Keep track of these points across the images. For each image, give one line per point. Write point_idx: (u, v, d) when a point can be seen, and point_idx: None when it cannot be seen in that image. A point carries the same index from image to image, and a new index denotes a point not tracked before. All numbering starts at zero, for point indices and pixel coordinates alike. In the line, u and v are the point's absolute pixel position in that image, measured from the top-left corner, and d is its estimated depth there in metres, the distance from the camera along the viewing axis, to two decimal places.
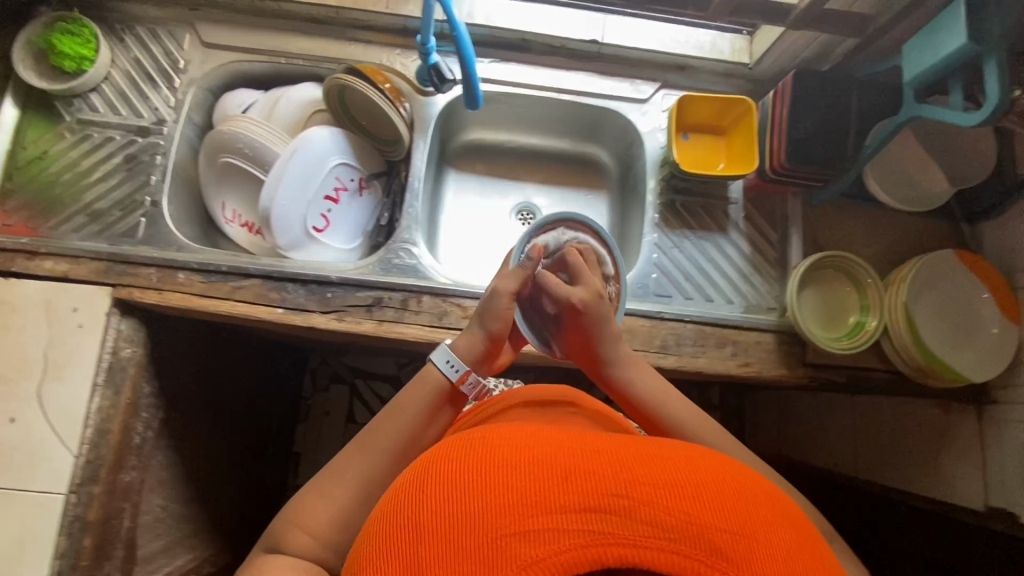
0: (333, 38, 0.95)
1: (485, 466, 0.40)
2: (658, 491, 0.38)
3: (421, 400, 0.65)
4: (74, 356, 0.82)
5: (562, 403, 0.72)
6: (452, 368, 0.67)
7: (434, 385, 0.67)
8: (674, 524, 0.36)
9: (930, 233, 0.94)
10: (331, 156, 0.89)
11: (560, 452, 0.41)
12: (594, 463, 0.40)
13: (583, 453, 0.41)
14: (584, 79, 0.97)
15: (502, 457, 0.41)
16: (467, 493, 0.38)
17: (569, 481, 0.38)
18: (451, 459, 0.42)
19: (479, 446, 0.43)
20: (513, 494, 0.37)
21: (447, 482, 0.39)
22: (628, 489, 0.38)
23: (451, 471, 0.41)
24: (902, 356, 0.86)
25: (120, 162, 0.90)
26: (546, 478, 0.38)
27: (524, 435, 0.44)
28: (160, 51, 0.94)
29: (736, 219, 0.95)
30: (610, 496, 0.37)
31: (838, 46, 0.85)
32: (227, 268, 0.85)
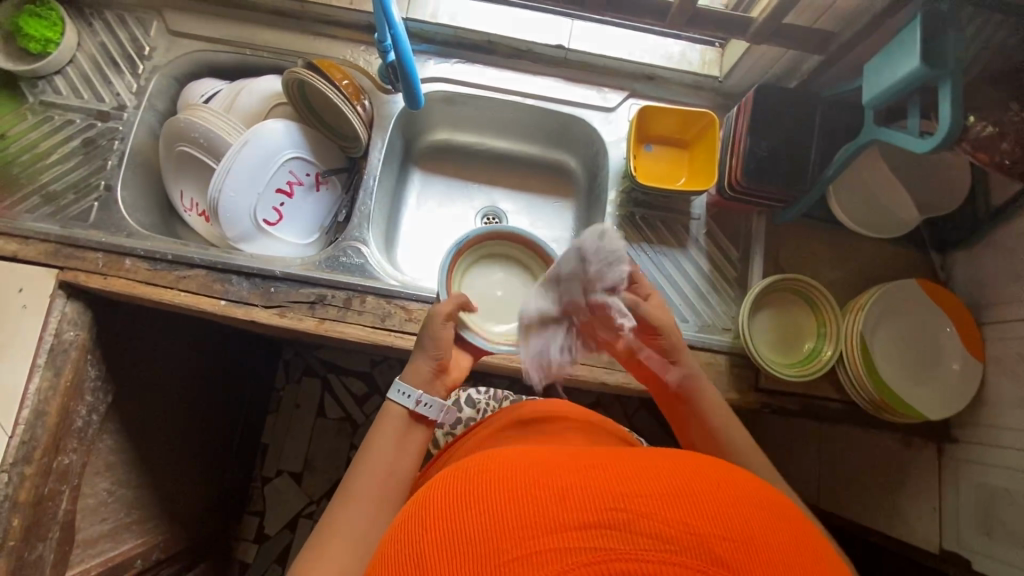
0: (299, 32, 0.95)
1: (481, 494, 0.38)
2: (656, 500, 0.35)
3: (391, 431, 0.64)
4: (15, 337, 0.82)
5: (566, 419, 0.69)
6: (406, 395, 0.65)
7: (399, 413, 0.66)
8: (673, 535, 0.33)
9: (900, 261, 0.90)
10: (286, 149, 0.89)
11: (557, 469, 0.38)
12: (590, 477, 0.37)
13: (581, 468, 0.38)
14: (550, 85, 0.95)
15: (497, 480, 0.38)
16: (463, 524, 0.36)
17: (565, 497, 0.35)
18: (447, 491, 0.40)
19: (474, 473, 0.41)
20: (512, 518, 0.35)
21: (444, 516, 0.37)
22: (626, 501, 0.34)
23: (451, 502, 0.38)
24: (857, 388, 0.82)
25: (78, 145, 0.90)
26: (540, 497, 0.35)
27: (518, 457, 0.42)
28: (126, 37, 0.94)
29: (697, 235, 0.93)
30: (609, 511, 0.34)
31: (804, 63, 0.82)
32: (173, 257, 0.85)
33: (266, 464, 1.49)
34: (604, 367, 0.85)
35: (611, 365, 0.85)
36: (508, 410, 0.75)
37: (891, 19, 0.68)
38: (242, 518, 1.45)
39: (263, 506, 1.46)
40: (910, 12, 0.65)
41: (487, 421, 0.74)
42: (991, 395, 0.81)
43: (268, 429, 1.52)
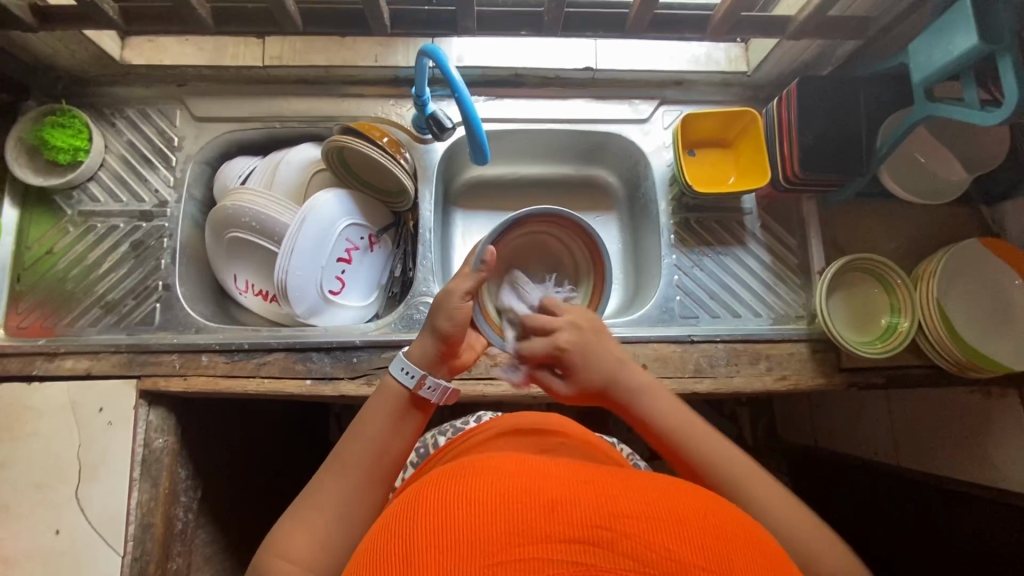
0: (325, 96, 0.94)
1: (470, 493, 0.37)
2: (642, 522, 0.35)
3: (383, 412, 0.59)
4: (107, 455, 0.81)
5: (550, 432, 0.64)
6: (407, 375, 0.60)
7: (396, 390, 0.60)
8: (653, 559, 0.33)
9: (951, 221, 0.92)
10: (339, 218, 0.88)
11: (546, 479, 0.38)
12: (581, 490, 0.37)
13: (571, 480, 0.38)
14: (582, 107, 0.96)
15: (487, 482, 0.38)
16: (448, 517, 0.35)
17: (555, 509, 0.35)
18: (434, 487, 0.39)
19: (463, 474, 0.40)
20: (500, 521, 0.34)
21: (432, 508, 0.36)
22: (614, 522, 0.34)
23: (433, 498, 0.37)
24: (941, 352, 0.83)
25: (127, 250, 0.89)
26: (526, 506, 0.35)
27: (512, 464, 0.41)
28: (153, 131, 0.93)
29: (753, 229, 0.94)
30: (595, 528, 0.34)
31: (838, 48, 0.84)
32: (250, 345, 0.84)
33: None
34: (692, 376, 0.86)
35: (699, 372, 0.86)
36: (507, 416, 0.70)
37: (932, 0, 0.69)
38: None
39: None
40: None
41: (483, 425, 0.69)
42: None
43: None
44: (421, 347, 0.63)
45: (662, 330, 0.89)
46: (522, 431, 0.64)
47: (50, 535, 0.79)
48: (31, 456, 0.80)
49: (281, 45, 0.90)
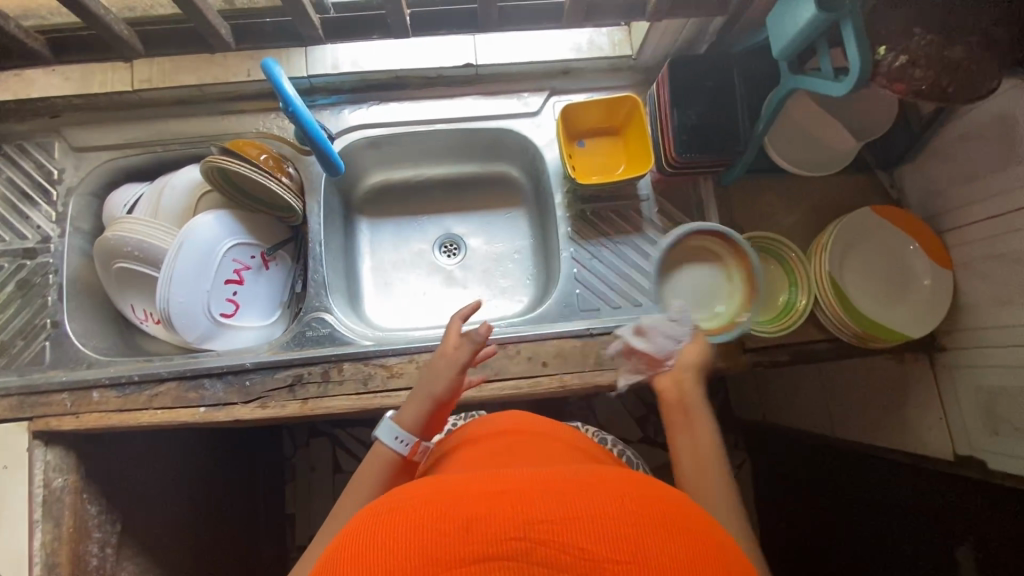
0: (205, 115, 0.92)
1: (388, 530, 0.37)
2: (555, 524, 0.35)
3: (374, 474, 0.65)
4: (4, 499, 0.80)
5: (508, 427, 0.64)
6: (401, 443, 0.67)
7: (389, 455, 0.67)
8: (567, 562, 0.34)
9: (851, 190, 0.91)
10: (222, 239, 0.86)
11: (461, 496, 0.38)
12: (495, 501, 0.37)
13: (486, 489, 0.38)
14: (469, 104, 0.94)
15: (401, 515, 0.38)
16: (368, 560, 0.35)
17: (469, 528, 0.35)
18: (352, 528, 0.39)
19: (379, 508, 0.39)
20: (414, 554, 0.35)
21: (351, 550, 0.36)
22: (526, 530, 0.35)
23: (352, 539, 0.37)
24: (837, 326, 0.82)
25: (12, 290, 0.87)
26: (441, 533, 0.35)
27: (431, 485, 0.41)
28: (32, 166, 0.91)
29: (650, 215, 0.92)
30: (508, 540, 0.35)
31: (710, 25, 0.82)
32: (140, 377, 0.83)
33: (299, 537, 1.44)
34: (593, 369, 0.84)
35: (600, 365, 0.84)
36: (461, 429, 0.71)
37: None
38: None
39: None
40: None
41: (448, 437, 0.69)
42: (967, 298, 0.82)
43: (289, 498, 1.46)
44: (409, 413, 0.69)
45: (561, 325, 0.88)
46: (481, 435, 0.63)
47: None
48: None
49: (149, 69, 0.88)
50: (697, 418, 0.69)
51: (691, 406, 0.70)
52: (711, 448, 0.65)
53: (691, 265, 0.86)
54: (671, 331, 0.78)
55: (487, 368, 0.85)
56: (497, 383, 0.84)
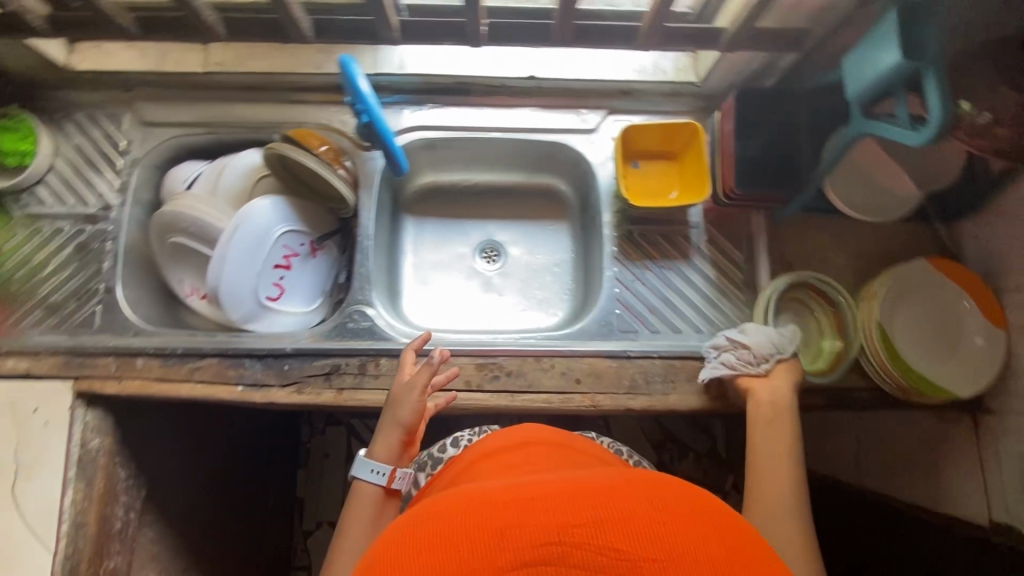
0: (270, 102, 0.94)
1: (422, 545, 0.37)
2: (588, 529, 0.36)
3: (365, 508, 0.75)
4: (42, 454, 0.83)
5: (521, 441, 0.63)
6: (377, 475, 0.76)
7: (372, 489, 0.76)
8: (605, 563, 0.35)
9: (907, 238, 0.89)
10: (276, 225, 0.87)
11: (492, 502, 0.38)
12: (531, 506, 0.37)
13: (521, 495, 0.39)
14: (527, 115, 0.95)
15: (433, 528, 0.38)
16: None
17: (504, 535, 0.36)
18: (388, 543, 0.39)
19: (412, 521, 0.40)
20: (457, 562, 0.35)
21: (386, 565, 0.37)
22: (561, 534, 0.36)
23: (389, 553, 0.38)
24: (883, 375, 0.80)
25: (71, 252, 0.90)
26: (477, 544, 0.36)
27: (459, 494, 0.41)
28: (101, 135, 0.94)
29: (698, 243, 0.91)
30: (544, 545, 0.35)
31: (780, 61, 0.81)
32: (184, 349, 0.85)
33: (306, 521, 1.45)
34: (627, 392, 0.84)
35: (634, 389, 0.84)
36: (485, 437, 0.70)
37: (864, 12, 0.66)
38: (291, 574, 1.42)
39: (310, 560, 1.43)
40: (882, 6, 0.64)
41: (460, 457, 0.70)
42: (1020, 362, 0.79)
43: (301, 482, 1.47)
44: (386, 444, 0.77)
45: (598, 344, 0.87)
46: (495, 451, 0.63)
47: None
48: None
49: (224, 52, 0.92)
50: (784, 426, 0.75)
51: (781, 413, 0.75)
52: (786, 458, 0.72)
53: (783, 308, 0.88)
54: (780, 341, 0.79)
55: (521, 379, 0.85)
56: (529, 395, 0.85)
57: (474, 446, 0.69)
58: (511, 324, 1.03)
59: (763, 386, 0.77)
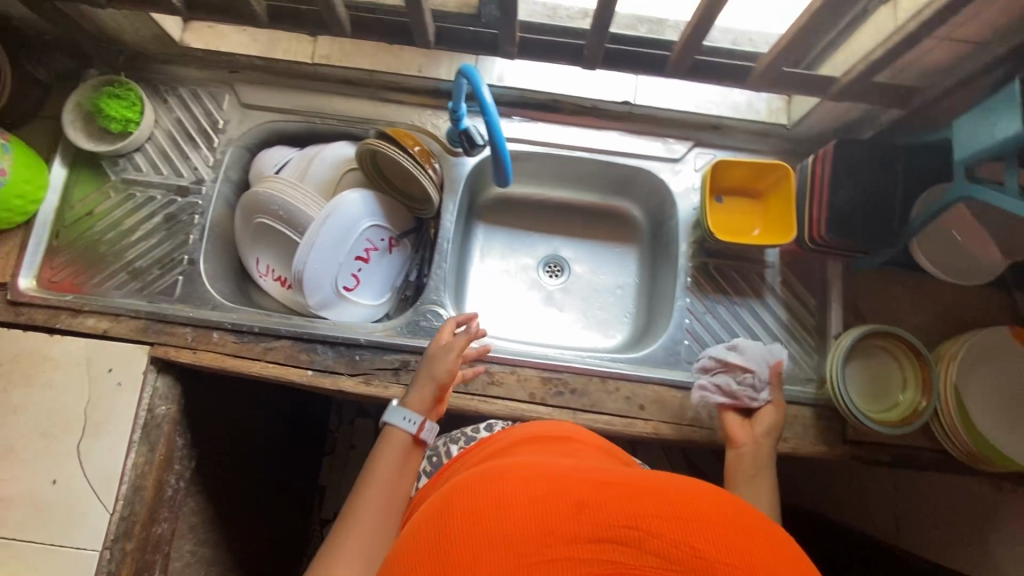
0: (367, 99, 0.96)
1: (496, 499, 0.38)
2: (666, 522, 0.36)
3: (392, 456, 0.68)
4: (112, 414, 0.84)
5: (571, 436, 0.60)
6: (409, 421, 0.70)
7: (402, 438, 0.70)
8: (680, 559, 0.34)
9: (985, 304, 0.88)
10: (363, 218, 0.90)
11: (569, 480, 0.39)
12: (605, 490, 0.38)
13: (594, 481, 0.40)
14: (614, 138, 0.96)
15: (508, 486, 0.39)
16: (476, 524, 0.37)
17: (581, 510, 0.36)
18: (455, 495, 0.41)
19: (480, 480, 0.41)
20: (524, 524, 0.36)
21: (460, 513, 0.38)
22: (638, 520, 0.36)
23: (459, 505, 0.39)
24: (952, 440, 0.80)
25: (160, 221, 0.93)
26: (552, 510, 0.37)
27: (534, 467, 0.42)
28: (201, 111, 0.96)
29: (772, 283, 0.92)
30: (620, 527, 0.36)
31: (882, 115, 0.82)
32: (260, 328, 0.87)
33: (327, 511, 1.45)
34: (690, 424, 0.84)
35: (697, 422, 0.84)
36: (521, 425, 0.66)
37: (984, 78, 0.67)
38: (304, 562, 1.42)
39: None
40: (1005, 74, 0.65)
41: (498, 435, 0.63)
42: None
43: (324, 471, 1.48)
44: (420, 398, 0.73)
45: (664, 371, 0.88)
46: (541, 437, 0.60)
47: (46, 485, 0.82)
48: (42, 405, 0.85)
49: (330, 46, 0.94)
50: (764, 481, 0.70)
51: (763, 460, 0.72)
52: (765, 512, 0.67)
53: (859, 360, 0.86)
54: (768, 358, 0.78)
55: (584, 398, 0.85)
56: (591, 414, 0.85)
57: (496, 433, 0.64)
58: (569, 341, 1.04)
59: (748, 431, 0.75)
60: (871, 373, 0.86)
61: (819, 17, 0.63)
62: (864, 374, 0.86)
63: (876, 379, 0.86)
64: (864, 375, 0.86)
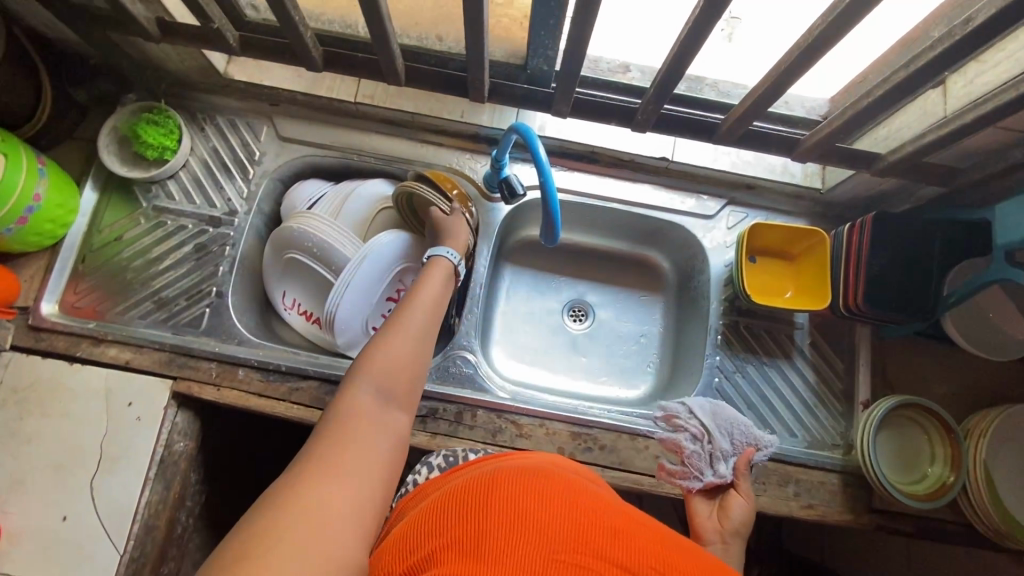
0: (406, 139, 0.97)
1: (547, 502, 0.46)
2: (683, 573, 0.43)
3: (438, 279, 0.78)
4: (129, 449, 0.82)
5: (584, 471, 0.61)
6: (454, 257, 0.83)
7: (444, 267, 0.80)
8: None
9: (1012, 379, 0.88)
10: (397, 259, 0.90)
11: (608, 514, 0.47)
12: (636, 532, 0.46)
13: (628, 521, 0.47)
14: (650, 192, 0.97)
15: (557, 499, 0.47)
16: (527, 512, 0.44)
17: (616, 539, 0.44)
18: (507, 482, 0.49)
19: (531, 483, 0.49)
20: (568, 528, 0.43)
21: (514, 498, 0.46)
22: (662, 565, 0.43)
23: (509, 493, 0.47)
24: (980, 516, 0.80)
25: (190, 251, 0.92)
26: (593, 528, 0.44)
27: (576, 492, 0.50)
28: (237, 142, 0.96)
29: (802, 345, 0.92)
30: (647, 566, 0.42)
31: (919, 189, 0.83)
32: (287, 367, 0.86)
33: None
34: None
35: None
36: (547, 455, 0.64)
37: None
38: None
39: None
40: None
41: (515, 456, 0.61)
42: None
43: None
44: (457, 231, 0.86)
45: None
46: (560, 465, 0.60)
47: (56, 520, 0.80)
48: (57, 436, 0.82)
49: (374, 86, 0.94)
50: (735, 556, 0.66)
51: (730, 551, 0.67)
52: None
53: (887, 429, 0.87)
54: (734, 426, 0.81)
55: (612, 455, 0.84)
56: (619, 472, 0.84)
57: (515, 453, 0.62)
58: (591, 389, 1.03)
59: (709, 520, 0.70)
60: (897, 442, 0.86)
61: (876, 100, 0.64)
62: (892, 443, 0.86)
63: (904, 449, 0.85)
64: (893, 445, 0.86)
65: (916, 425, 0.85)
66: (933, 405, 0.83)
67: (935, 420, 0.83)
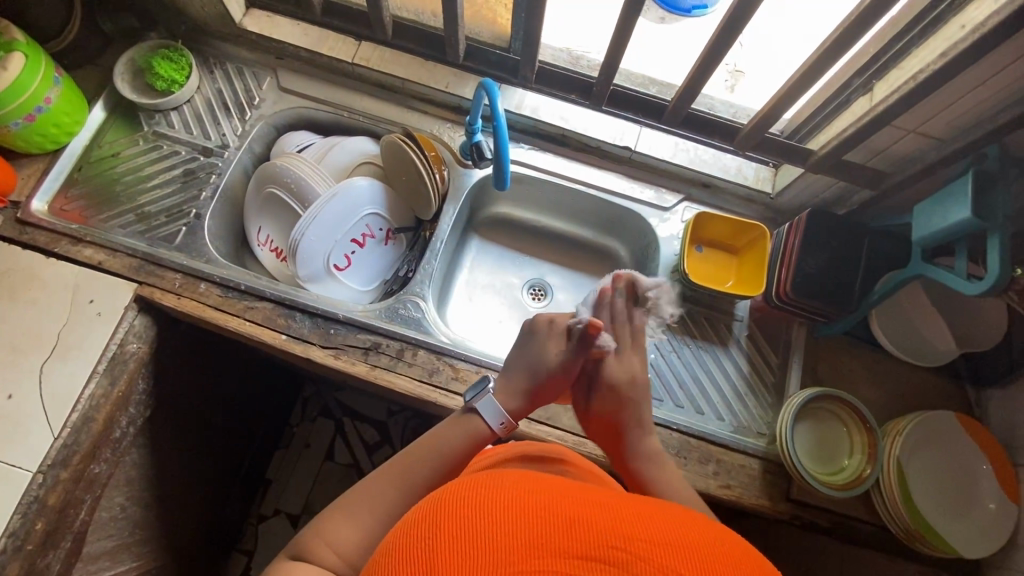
0: (394, 103, 1.05)
1: (485, 505, 0.38)
2: (652, 545, 0.36)
3: (461, 434, 0.66)
4: (85, 341, 0.86)
5: (552, 459, 0.64)
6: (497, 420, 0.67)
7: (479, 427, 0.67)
8: None
9: (937, 391, 0.91)
10: (366, 205, 0.96)
11: (556, 497, 0.40)
12: (588, 508, 0.39)
13: (581, 499, 0.40)
14: (613, 179, 1.03)
15: (494, 496, 0.39)
16: (463, 530, 0.37)
17: (570, 525, 0.37)
18: (441, 502, 0.40)
19: (467, 487, 0.41)
20: (514, 529, 0.36)
21: (448, 516, 0.38)
22: (626, 542, 0.36)
23: (442, 512, 0.39)
24: (892, 514, 0.81)
25: (178, 174, 0.99)
26: (542, 520, 0.37)
27: (517, 479, 0.43)
28: (241, 87, 1.05)
29: (738, 335, 0.96)
30: (610, 548, 0.35)
31: (854, 194, 0.89)
32: (246, 287, 0.91)
33: (265, 505, 1.40)
34: None
35: None
36: (513, 443, 0.67)
37: (942, 170, 0.75)
38: (230, 556, 1.36)
39: (254, 545, 1.37)
40: (959, 169, 0.73)
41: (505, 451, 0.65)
42: None
43: (274, 465, 1.43)
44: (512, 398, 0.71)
45: None
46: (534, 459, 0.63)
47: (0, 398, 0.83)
48: (17, 320, 0.86)
49: (371, 51, 1.02)
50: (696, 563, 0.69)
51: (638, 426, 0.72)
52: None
53: (814, 424, 0.88)
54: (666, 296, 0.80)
55: (542, 410, 0.87)
56: (545, 426, 0.86)
57: (493, 449, 0.68)
58: None
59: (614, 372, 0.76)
60: (820, 435, 0.88)
61: None
62: (819, 437, 0.87)
63: (827, 441, 0.87)
64: (822, 440, 0.87)
65: (840, 419, 0.87)
66: (853, 399, 0.85)
67: (855, 414, 0.85)
